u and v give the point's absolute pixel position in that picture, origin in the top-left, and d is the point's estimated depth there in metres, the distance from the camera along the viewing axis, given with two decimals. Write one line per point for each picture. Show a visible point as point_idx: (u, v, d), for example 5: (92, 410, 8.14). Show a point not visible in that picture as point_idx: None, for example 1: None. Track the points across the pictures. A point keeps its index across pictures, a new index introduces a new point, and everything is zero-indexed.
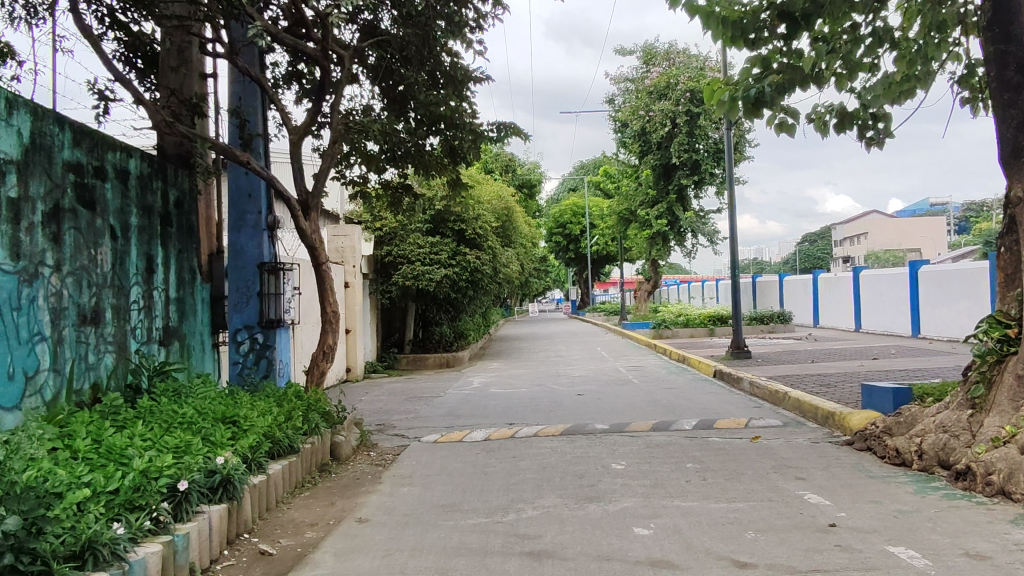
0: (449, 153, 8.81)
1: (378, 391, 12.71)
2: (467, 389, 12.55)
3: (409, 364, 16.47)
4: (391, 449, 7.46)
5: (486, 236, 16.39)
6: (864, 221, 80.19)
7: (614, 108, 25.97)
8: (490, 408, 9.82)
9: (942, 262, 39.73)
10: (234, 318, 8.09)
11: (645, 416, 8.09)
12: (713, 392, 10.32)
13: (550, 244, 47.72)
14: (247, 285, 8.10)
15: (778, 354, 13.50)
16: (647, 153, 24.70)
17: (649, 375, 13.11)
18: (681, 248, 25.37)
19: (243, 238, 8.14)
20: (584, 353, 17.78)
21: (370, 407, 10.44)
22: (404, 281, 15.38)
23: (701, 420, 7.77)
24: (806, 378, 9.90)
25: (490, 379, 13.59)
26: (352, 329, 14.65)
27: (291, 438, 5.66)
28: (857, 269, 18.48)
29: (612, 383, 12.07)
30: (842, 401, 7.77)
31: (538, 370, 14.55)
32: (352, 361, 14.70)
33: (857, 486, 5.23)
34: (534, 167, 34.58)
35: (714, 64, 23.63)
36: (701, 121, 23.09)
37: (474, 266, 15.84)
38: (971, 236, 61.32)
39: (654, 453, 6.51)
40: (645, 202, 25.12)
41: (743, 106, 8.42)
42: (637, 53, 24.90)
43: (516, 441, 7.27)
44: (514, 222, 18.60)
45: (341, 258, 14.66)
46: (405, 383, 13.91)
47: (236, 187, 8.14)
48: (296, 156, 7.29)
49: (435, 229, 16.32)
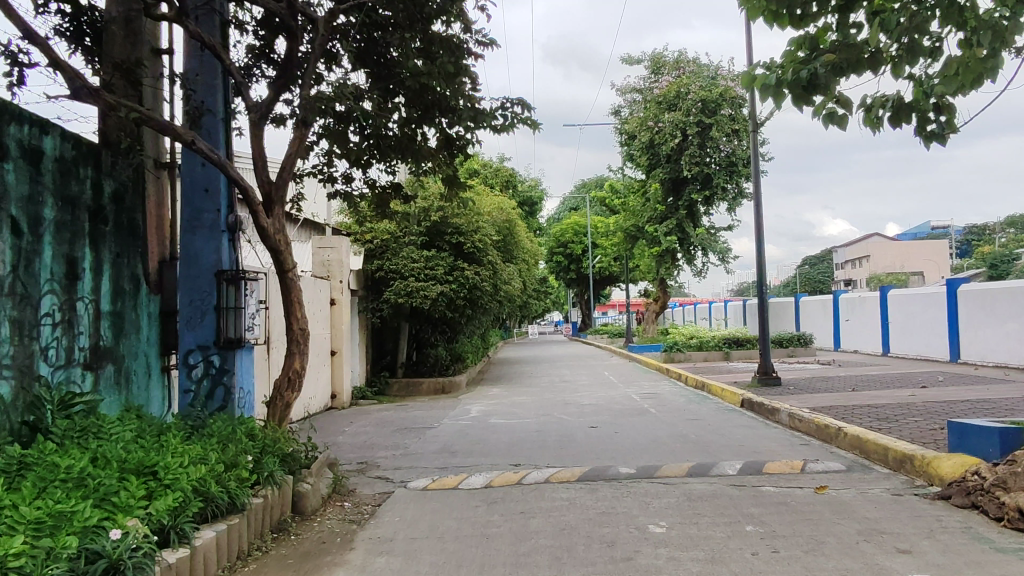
0: (445, 146, 7.62)
1: (364, 421, 11.38)
2: (466, 417, 11.22)
3: (402, 390, 15.11)
4: (370, 498, 6.11)
5: (486, 250, 15.15)
6: (868, 244, 79.15)
7: (619, 119, 24.76)
8: (492, 443, 8.48)
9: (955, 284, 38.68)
10: (186, 337, 6.75)
11: (678, 457, 6.76)
12: (747, 426, 9.00)
13: (550, 265, 46.44)
14: (201, 298, 6.76)
15: (810, 381, 12.19)
16: (655, 166, 23.50)
17: (668, 404, 11.79)
18: (690, 267, 24.11)
19: (198, 241, 6.80)
20: (592, 378, 16.47)
21: (353, 442, 9.10)
22: (397, 298, 14.09)
23: (747, 463, 6.44)
24: (857, 410, 8.57)
25: (491, 407, 12.24)
26: (338, 351, 13.35)
27: (233, 493, 4.32)
28: (884, 289, 17.26)
29: (627, 414, 10.75)
30: (917, 440, 6.44)
31: (543, 397, 13.23)
32: (337, 387, 13.38)
33: (988, 565, 3.89)
34: (535, 184, 33.38)
35: (726, 73, 22.48)
36: (713, 133, 21.89)
37: (474, 282, 14.60)
38: (976, 258, 60.38)
39: (699, 509, 5.16)
40: (654, 218, 23.89)
41: (794, 92, 6.36)
42: (645, 62, 23.76)
43: (524, 490, 5.94)
44: (516, 236, 17.36)
45: (327, 272, 13.40)
46: (397, 411, 12.59)
47: (191, 181, 6.86)
48: (257, 139, 5.99)
49: (431, 242, 15.08)
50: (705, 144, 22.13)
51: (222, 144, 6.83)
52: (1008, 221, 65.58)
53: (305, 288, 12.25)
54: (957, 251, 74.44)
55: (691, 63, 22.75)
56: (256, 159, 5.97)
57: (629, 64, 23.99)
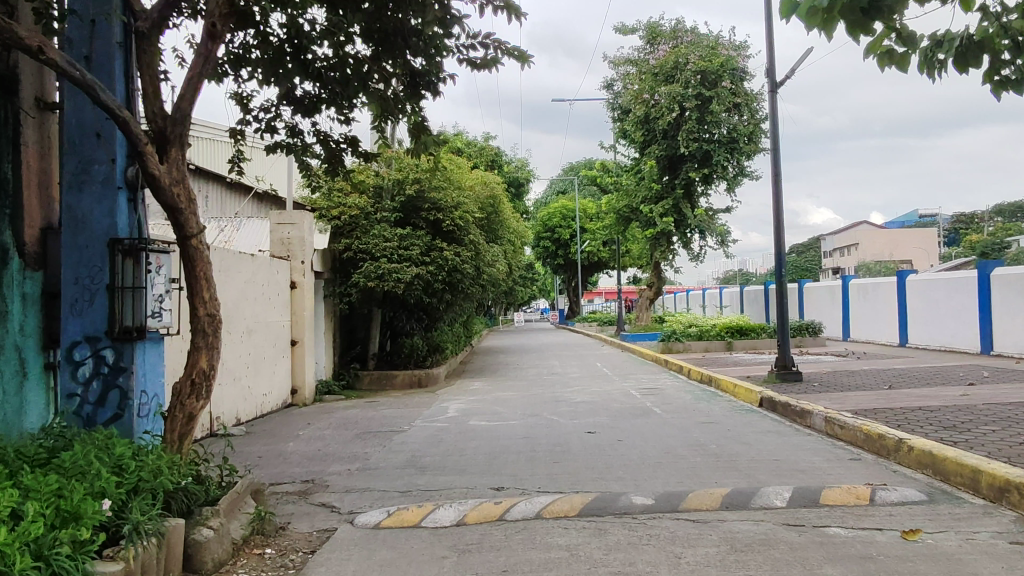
0: (410, 86, 6.19)
1: (324, 422, 9.86)
2: (442, 418, 9.71)
3: (374, 384, 13.59)
4: (305, 539, 4.59)
5: (468, 228, 13.67)
6: (857, 231, 78.04)
7: (612, 93, 23.20)
8: (469, 455, 6.98)
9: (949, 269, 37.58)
10: (69, 325, 5.21)
11: (707, 481, 5.29)
12: (776, 433, 7.54)
13: (537, 250, 44.86)
14: (90, 275, 5.21)
15: (834, 375, 10.76)
16: (650, 143, 21.99)
17: (674, 402, 10.35)
18: (687, 251, 22.67)
19: (86, 201, 5.24)
20: (583, 370, 15.01)
21: (304, 452, 7.59)
22: (366, 282, 12.54)
23: (798, 491, 4.97)
24: (909, 415, 7.13)
25: (471, 405, 10.75)
26: (299, 341, 11.81)
27: (50, 567, 2.79)
28: (901, 274, 15.89)
29: (628, 415, 9.28)
30: (1017, 461, 4.99)
31: (530, 393, 11.75)
32: (298, 382, 11.85)
33: None
34: (522, 164, 31.79)
35: (728, 42, 20.96)
36: (714, 106, 20.36)
37: (454, 263, 13.10)
38: (965, 245, 59.37)
39: (754, 568, 3.69)
40: (648, 198, 22.40)
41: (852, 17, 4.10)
42: (640, 32, 22.20)
43: (508, 531, 4.45)
44: (501, 214, 15.86)
45: (287, 252, 11.88)
46: (365, 409, 11.09)
47: (78, 123, 5.29)
48: (143, 56, 4.43)
49: (405, 219, 13.56)
50: (705, 119, 20.66)
51: (120, 79, 5.29)
52: (997, 209, 64.69)
53: (259, 268, 10.68)
54: (946, 239, 73.52)
55: (689, 32, 21.22)
56: (144, 80, 4.40)
57: (623, 33, 22.38)
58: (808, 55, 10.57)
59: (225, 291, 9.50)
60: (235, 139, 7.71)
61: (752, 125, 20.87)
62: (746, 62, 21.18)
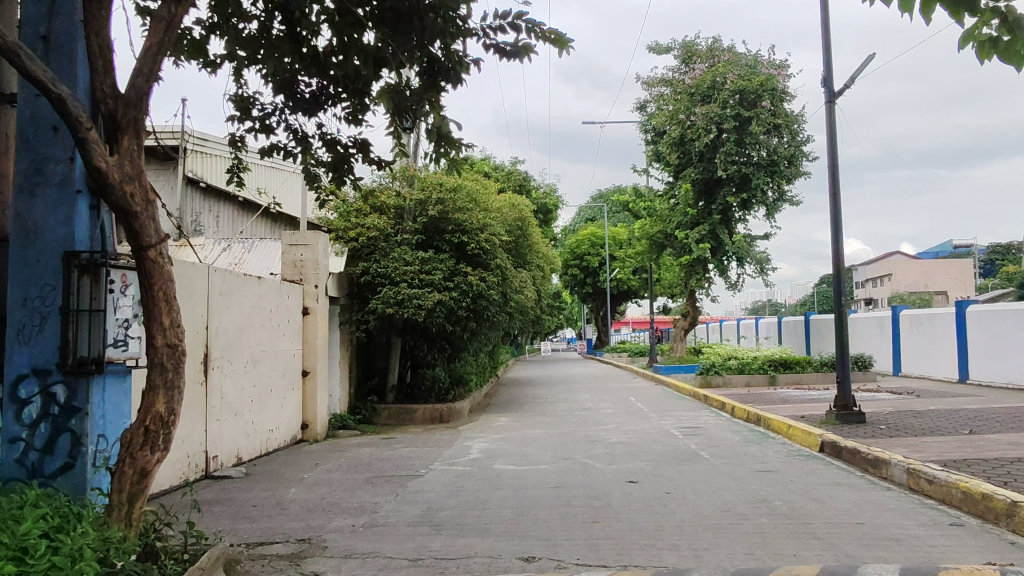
0: (428, 75, 5.53)
1: (334, 462, 8.95)
2: (463, 459, 8.74)
3: (392, 419, 12.67)
4: None
5: (494, 252, 12.80)
6: (891, 262, 76.29)
7: (644, 115, 22.32)
8: (494, 510, 5.99)
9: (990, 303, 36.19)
10: (15, 355, 4.34)
11: (788, 558, 4.28)
12: (851, 487, 6.48)
13: (564, 280, 43.89)
14: (40, 294, 4.34)
15: (901, 416, 9.66)
16: (686, 166, 21.07)
17: (723, 444, 9.33)
18: (723, 279, 21.61)
19: (39, 207, 4.38)
20: (617, 406, 13.98)
21: (305, 501, 6.66)
22: (384, 308, 11.66)
23: (906, 572, 3.96)
24: (1012, 468, 6.06)
25: (497, 444, 9.78)
26: (311, 371, 10.94)
27: None
28: (960, 305, 14.75)
29: (673, 460, 8.25)
30: None
31: (560, 431, 10.76)
32: (310, 415, 10.95)
33: None
34: (549, 189, 30.90)
35: (768, 61, 20.03)
36: (752, 127, 19.42)
37: (479, 289, 12.18)
38: (1001, 277, 57.63)
39: None
40: (684, 224, 21.43)
41: None
42: (675, 51, 21.36)
43: None
44: (529, 238, 14.95)
45: (300, 274, 11.03)
46: (380, 447, 10.16)
47: (32, 116, 4.48)
48: (92, 21, 3.57)
49: (427, 242, 12.69)
50: (744, 141, 19.79)
51: (81, 63, 4.43)
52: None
53: (266, 292, 9.81)
54: (982, 270, 71.61)
55: (726, 51, 20.32)
56: (92, 50, 3.57)
57: (658, 53, 21.56)
58: (870, 61, 9.60)
59: (228, 317, 8.65)
60: (234, 148, 6.90)
61: (792, 147, 19.89)
62: (787, 82, 20.21)
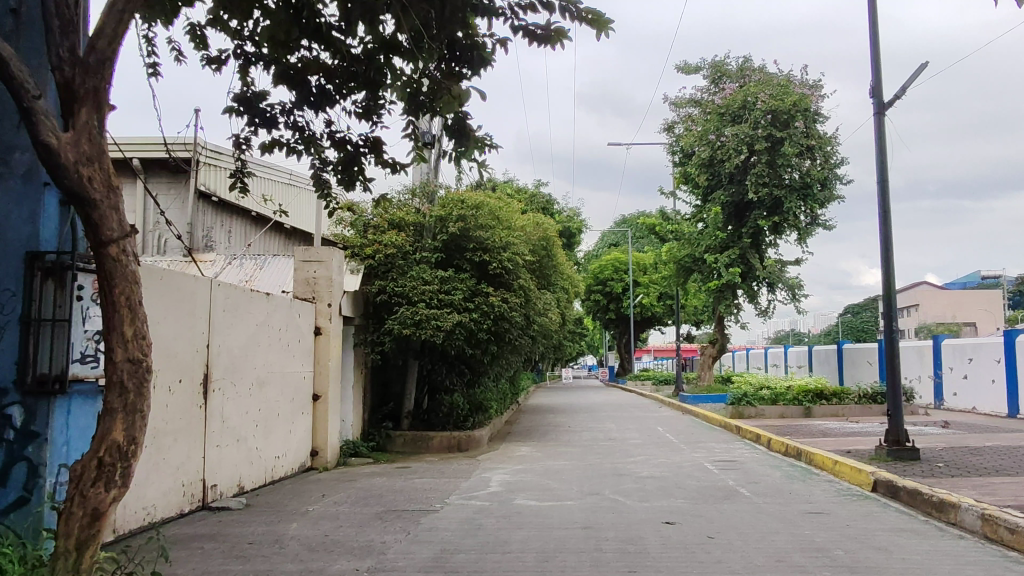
0: (449, 63, 5.17)
1: (343, 493, 8.31)
2: (482, 493, 8.07)
3: (407, 446, 12.02)
4: None
5: (517, 272, 12.20)
6: (919, 292, 74.84)
7: (672, 136, 21.72)
8: (515, 554, 5.32)
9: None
10: None
11: None
12: (917, 535, 5.76)
13: (587, 305, 43.14)
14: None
15: (958, 453, 8.89)
16: (715, 188, 20.43)
17: (765, 480, 8.59)
18: (753, 305, 20.86)
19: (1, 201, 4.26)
20: (644, 436, 13.25)
21: (306, 539, 6.02)
22: (401, 329, 11.07)
23: None
24: None
25: (518, 476, 9.09)
26: (322, 395, 10.35)
27: None
28: (1010, 334, 13.93)
29: (711, 498, 7.54)
30: None
31: (586, 463, 10.06)
32: (319, 442, 10.32)
33: None
34: (573, 212, 30.29)
35: (802, 80, 19.39)
36: (785, 148, 18.76)
37: (501, 310, 11.56)
38: None
39: None
40: (712, 247, 20.74)
41: None
42: (704, 71, 20.78)
43: None
44: (553, 258, 14.35)
45: (312, 292, 10.48)
46: (393, 477, 9.50)
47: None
48: None
49: (448, 260, 12.11)
50: (776, 162, 19.12)
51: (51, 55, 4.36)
52: None
53: (276, 309, 9.26)
54: (1014, 301, 70.06)
55: (757, 71, 19.73)
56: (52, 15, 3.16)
57: (686, 73, 21.00)
58: (923, 70, 8.94)
59: (232, 335, 8.08)
60: (238, 151, 6.38)
61: (826, 169, 19.21)
62: (820, 103, 19.57)
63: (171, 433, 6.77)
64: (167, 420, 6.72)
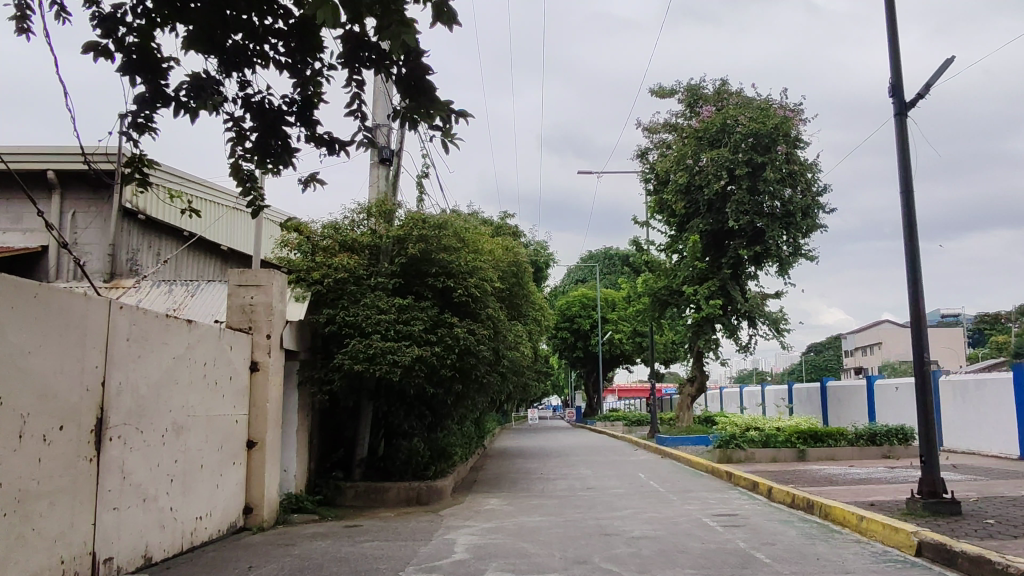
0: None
1: (276, 562, 6.81)
2: (445, 562, 6.62)
3: (358, 499, 10.54)
4: None
5: (485, 300, 10.89)
6: (883, 330, 74.83)
7: (646, 163, 20.72)
8: None
9: (994, 372, 34.35)
10: None
11: None
12: None
13: (554, 344, 41.88)
14: None
15: (1001, 505, 7.64)
16: (692, 216, 19.40)
17: (781, 541, 7.27)
18: (733, 340, 19.75)
19: None
20: (626, 485, 11.88)
21: None
22: (353, 363, 9.65)
23: None
24: None
25: (488, 538, 7.65)
26: (258, 442, 8.85)
27: None
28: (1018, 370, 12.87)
29: (724, 565, 6.18)
30: None
31: (566, 518, 8.69)
32: (254, 497, 8.79)
33: None
34: (540, 245, 29.16)
35: (782, 104, 18.51)
36: (767, 173, 17.81)
37: (467, 343, 10.19)
38: (992, 346, 56.00)
39: None
40: (690, 279, 19.66)
41: None
42: (679, 94, 19.86)
43: None
44: (524, 287, 13.07)
45: (249, 322, 9.01)
46: (341, 540, 7.99)
47: None
48: None
49: (406, 287, 10.74)
50: (757, 188, 18.16)
51: None
52: None
53: (201, 339, 7.79)
54: (976, 339, 70.28)
55: (735, 94, 18.86)
56: None
57: (660, 96, 20.09)
58: (949, 66, 7.89)
59: (141, 369, 6.62)
60: (135, 129, 5.01)
61: (809, 197, 18.26)
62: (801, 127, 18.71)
63: (46, 494, 5.27)
64: (40, 478, 5.21)
